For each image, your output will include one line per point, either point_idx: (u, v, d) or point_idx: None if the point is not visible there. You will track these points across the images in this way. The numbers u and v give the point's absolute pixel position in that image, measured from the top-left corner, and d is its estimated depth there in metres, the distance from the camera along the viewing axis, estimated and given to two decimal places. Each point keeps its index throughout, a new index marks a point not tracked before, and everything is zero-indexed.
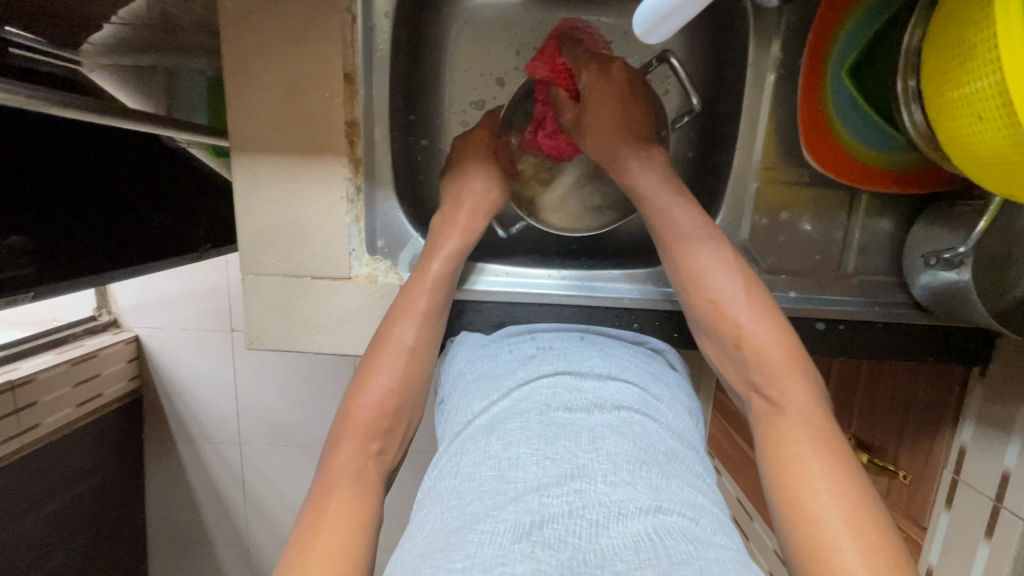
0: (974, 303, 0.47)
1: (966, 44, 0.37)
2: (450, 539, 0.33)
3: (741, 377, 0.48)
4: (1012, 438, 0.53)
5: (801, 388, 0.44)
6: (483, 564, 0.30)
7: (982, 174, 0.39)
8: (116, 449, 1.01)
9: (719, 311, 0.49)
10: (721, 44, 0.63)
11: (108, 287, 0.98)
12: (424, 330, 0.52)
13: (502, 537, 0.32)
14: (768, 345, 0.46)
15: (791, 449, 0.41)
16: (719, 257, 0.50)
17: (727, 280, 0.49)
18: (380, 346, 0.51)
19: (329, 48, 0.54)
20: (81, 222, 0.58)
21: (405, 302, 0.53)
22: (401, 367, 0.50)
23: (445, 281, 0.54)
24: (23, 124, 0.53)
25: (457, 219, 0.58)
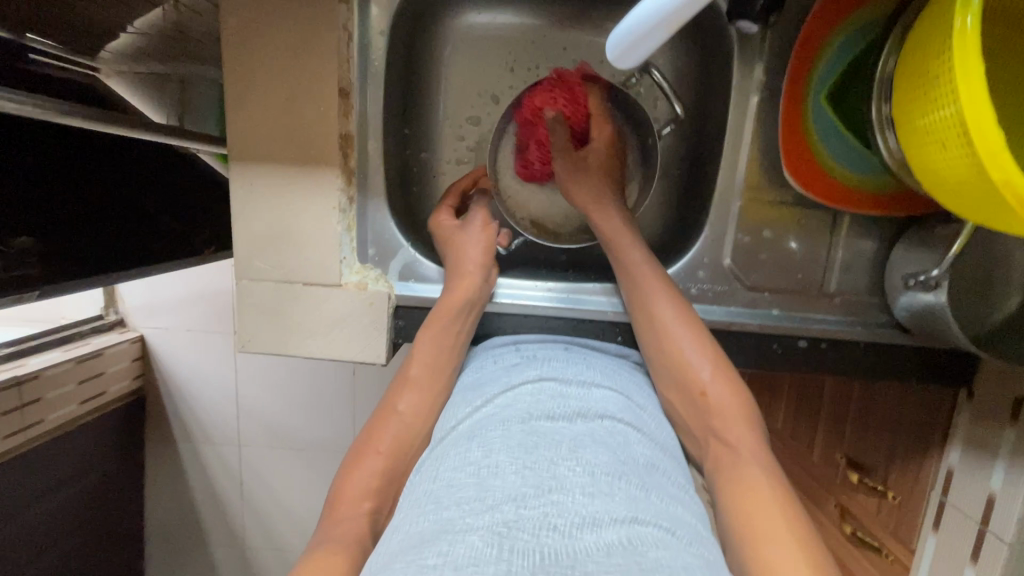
0: (950, 324, 0.52)
1: (929, 71, 0.39)
2: (426, 539, 0.36)
3: (699, 424, 0.52)
4: (998, 463, 0.66)
5: (751, 435, 0.49)
6: (456, 562, 0.33)
7: (953, 198, 0.40)
8: (118, 436, 1.21)
9: (682, 362, 0.53)
10: (709, 64, 0.64)
11: (115, 290, 1.19)
12: (421, 400, 0.56)
13: (477, 539, 0.35)
14: (722, 397, 0.51)
15: (747, 482, 0.45)
16: (679, 314, 0.55)
17: (687, 334, 0.54)
18: (381, 418, 0.55)
19: (324, 64, 0.55)
20: (86, 244, 0.72)
21: (404, 376, 0.58)
22: (397, 435, 0.54)
23: (442, 357, 0.59)
24: (39, 165, 0.67)
25: (465, 272, 0.61)
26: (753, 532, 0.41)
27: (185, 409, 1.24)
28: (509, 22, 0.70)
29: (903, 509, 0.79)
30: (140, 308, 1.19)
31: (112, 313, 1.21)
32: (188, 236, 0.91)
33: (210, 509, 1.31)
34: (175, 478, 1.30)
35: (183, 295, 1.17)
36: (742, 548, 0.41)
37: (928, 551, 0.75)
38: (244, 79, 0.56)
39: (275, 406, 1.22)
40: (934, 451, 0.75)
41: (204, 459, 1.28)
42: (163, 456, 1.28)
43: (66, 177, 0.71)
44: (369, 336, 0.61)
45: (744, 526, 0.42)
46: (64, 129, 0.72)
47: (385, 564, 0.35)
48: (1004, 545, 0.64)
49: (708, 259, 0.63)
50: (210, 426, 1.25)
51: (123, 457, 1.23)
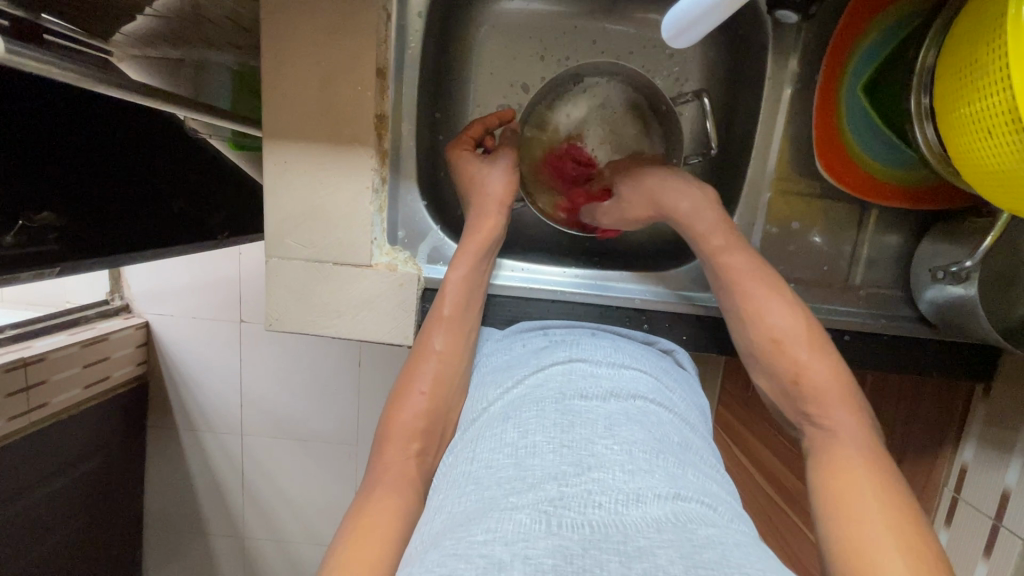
0: (979, 317, 0.53)
1: (978, 62, 0.39)
2: (471, 517, 0.36)
3: (794, 410, 0.52)
4: (1013, 461, 0.66)
5: (853, 418, 0.48)
6: (506, 538, 0.33)
7: (997, 192, 0.41)
8: (123, 420, 1.20)
9: (779, 350, 0.53)
10: (740, 56, 0.65)
11: (122, 275, 1.18)
12: (451, 338, 0.57)
13: (524, 516, 0.35)
14: (823, 381, 0.50)
15: (844, 464, 0.45)
16: (779, 298, 0.54)
17: (786, 319, 0.53)
18: (416, 353, 0.56)
19: (361, 44, 0.55)
20: (108, 219, 0.72)
21: (435, 313, 0.58)
22: (432, 372, 0.55)
23: (467, 287, 0.59)
24: (58, 143, 0.67)
25: (481, 223, 0.61)
26: (843, 511, 0.41)
27: (191, 396, 1.24)
28: (540, 10, 0.70)
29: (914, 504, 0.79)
30: (148, 293, 1.18)
31: (118, 298, 1.20)
32: (205, 219, 0.90)
33: (211, 498, 1.30)
34: (178, 465, 1.29)
35: (191, 282, 1.16)
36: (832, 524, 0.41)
37: (939, 545, 0.76)
38: (278, 57, 0.56)
39: (281, 395, 1.22)
40: (948, 449, 0.76)
41: (208, 447, 1.27)
42: (167, 444, 1.27)
43: (83, 155, 0.71)
44: (397, 317, 0.62)
45: (835, 505, 0.42)
46: (82, 104, 0.72)
47: (435, 544, 0.35)
48: (1017, 540, 0.64)
49: None
50: (214, 413, 1.24)
51: (125, 443, 1.22)
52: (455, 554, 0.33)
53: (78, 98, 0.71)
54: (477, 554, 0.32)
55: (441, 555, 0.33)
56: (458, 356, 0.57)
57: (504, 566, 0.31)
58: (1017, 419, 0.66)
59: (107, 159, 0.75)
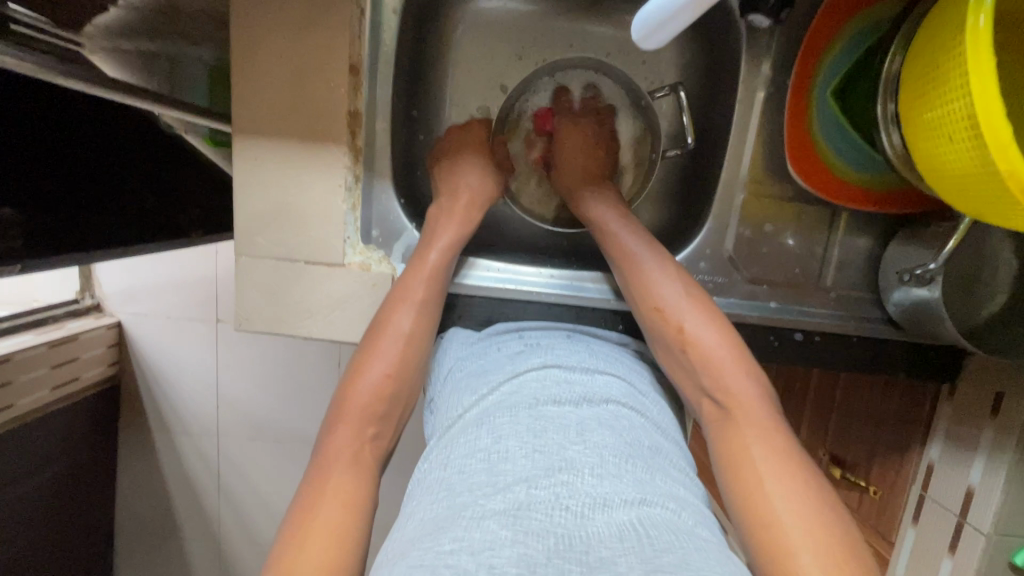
0: (942, 319, 0.54)
1: (939, 69, 0.40)
2: (441, 525, 0.36)
3: (692, 381, 0.52)
4: (977, 459, 0.68)
5: (748, 387, 0.49)
6: (472, 546, 0.33)
7: (961, 198, 0.42)
8: (93, 422, 1.17)
9: (667, 316, 0.54)
10: (717, 58, 0.65)
11: (92, 273, 1.15)
12: (420, 319, 0.55)
13: (491, 523, 0.35)
14: (718, 356, 0.51)
15: (747, 450, 0.45)
16: (665, 268, 0.56)
17: (671, 290, 0.54)
18: (379, 330, 0.54)
19: (333, 41, 0.54)
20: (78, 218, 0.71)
21: (402, 290, 0.56)
22: (398, 353, 0.54)
23: (443, 269, 0.58)
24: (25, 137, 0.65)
25: (455, 208, 0.62)
26: (751, 505, 0.42)
27: (164, 398, 1.21)
28: (517, 8, 0.70)
29: (882, 504, 0.81)
30: (119, 291, 1.15)
31: (89, 296, 1.16)
32: (176, 216, 0.88)
33: (185, 503, 1.28)
34: (151, 469, 1.26)
35: (164, 280, 1.13)
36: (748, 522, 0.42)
37: (905, 542, 0.78)
38: (250, 51, 0.55)
39: (257, 396, 1.19)
40: (915, 448, 0.78)
41: (182, 450, 1.24)
42: (139, 447, 1.24)
43: (49, 151, 0.69)
44: (370, 317, 0.61)
45: (745, 498, 0.43)
46: (53, 96, 0.70)
47: (403, 553, 0.35)
48: (981, 536, 0.66)
49: (710, 250, 0.64)
50: (188, 415, 1.22)
51: (96, 447, 1.19)
52: (422, 565, 0.32)
53: (49, 92, 0.69)
54: (442, 564, 0.32)
55: (409, 565, 0.33)
56: (425, 337, 0.56)
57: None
58: (982, 418, 0.68)
59: (75, 155, 0.72)
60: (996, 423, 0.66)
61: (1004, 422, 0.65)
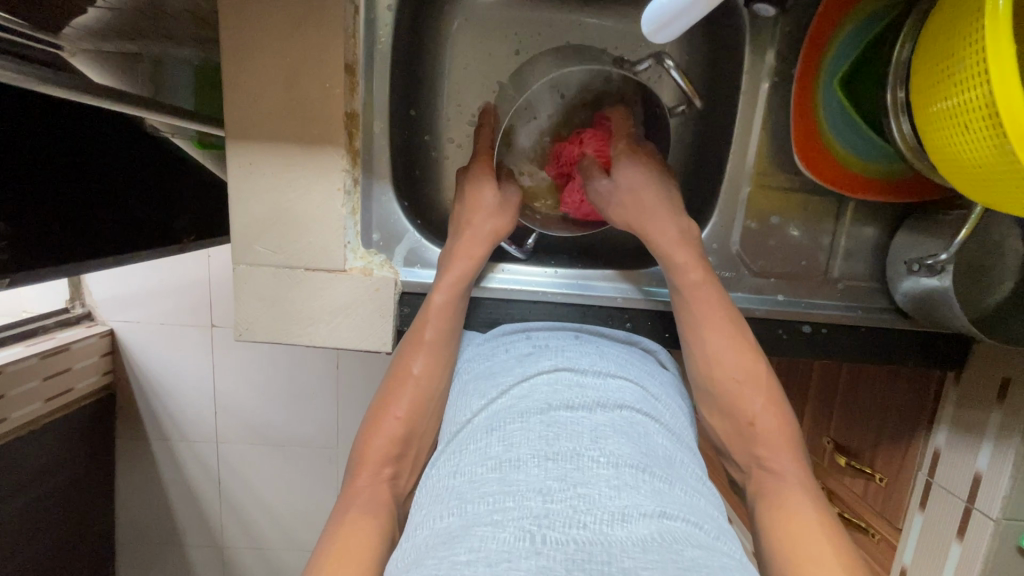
0: (954, 309, 0.53)
1: (955, 57, 0.39)
2: (454, 535, 0.35)
3: (744, 450, 0.53)
4: (983, 446, 0.69)
5: (796, 463, 0.50)
6: (488, 558, 0.32)
7: (975, 187, 0.41)
8: (90, 434, 1.15)
9: (736, 393, 0.53)
10: (718, 48, 0.64)
11: (83, 282, 1.13)
12: (431, 362, 0.55)
13: (507, 535, 0.34)
14: (772, 435, 0.52)
15: (794, 512, 0.46)
16: (740, 340, 0.55)
17: (749, 364, 0.54)
18: (394, 377, 0.55)
19: (328, 39, 0.53)
20: (80, 229, 0.71)
21: (414, 336, 0.56)
22: (411, 395, 0.53)
23: (448, 309, 0.57)
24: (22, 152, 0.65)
25: (459, 247, 0.59)
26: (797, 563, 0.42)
27: (162, 406, 1.19)
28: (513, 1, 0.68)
29: (889, 491, 0.81)
30: (110, 300, 1.13)
31: (79, 305, 1.14)
32: (170, 221, 0.87)
33: (187, 512, 1.26)
34: (151, 478, 1.24)
35: (157, 288, 1.11)
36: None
37: (913, 528, 0.78)
38: (240, 52, 0.53)
39: (257, 402, 1.18)
40: (921, 434, 0.78)
41: (181, 459, 1.23)
42: (137, 458, 1.23)
43: (35, 161, 0.67)
44: (374, 322, 0.60)
45: (789, 554, 0.43)
46: (43, 106, 0.69)
47: (416, 564, 0.34)
48: (989, 522, 0.67)
49: (717, 244, 0.63)
50: (187, 424, 1.20)
51: (93, 459, 1.17)
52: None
53: (42, 103, 0.68)
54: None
55: None
56: (437, 379, 0.55)
57: None
58: (989, 404, 0.68)
59: (61, 164, 0.70)
60: (1003, 408, 0.66)
61: (1011, 407, 0.65)
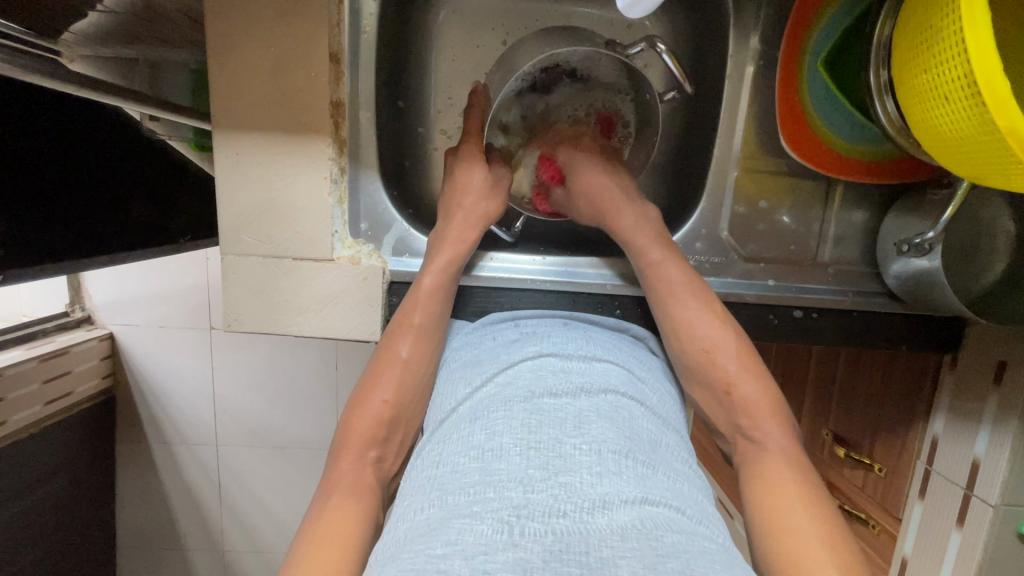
0: (944, 289, 0.53)
1: (932, 29, 0.39)
2: (432, 527, 0.35)
3: (723, 418, 0.52)
4: (980, 432, 0.68)
5: (777, 428, 0.50)
6: (465, 551, 0.32)
7: (958, 161, 0.41)
8: (89, 437, 1.15)
9: (709, 361, 0.53)
10: (703, 34, 0.64)
11: (81, 285, 1.13)
12: (420, 344, 0.55)
13: (485, 526, 0.34)
14: (750, 398, 0.52)
15: (775, 478, 0.46)
16: (709, 312, 0.54)
17: (718, 332, 0.53)
18: (380, 358, 0.54)
19: (313, 29, 0.53)
20: (77, 228, 0.71)
21: (402, 318, 0.55)
22: (396, 379, 0.53)
23: (440, 291, 0.57)
24: (20, 149, 0.66)
25: (450, 231, 0.59)
26: (777, 529, 0.43)
27: (160, 408, 1.19)
28: None
29: (890, 481, 0.81)
30: (109, 303, 1.13)
31: (79, 309, 1.14)
32: (166, 223, 0.87)
33: (187, 515, 1.26)
34: (150, 482, 1.24)
35: (155, 290, 1.11)
36: (769, 541, 0.43)
37: (914, 518, 0.77)
38: (227, 44, 0.53)
39: (254, 401, 1.18)
40: (919, 422, 0.77)
41: (180, 462, 1.23)
42: (137, 460, 1.23)
43: (30, 157, 0.67)
44: (363, 312, 0.60)
45: (769, 520, 0.44)
46: (41, 105, 0.69)
47: (394, 556, 0.34)
48: (988, 508, 0.66)
49: (706, 230, 0.63)
50: (185, 425, 1.20)
51: (93, 462, 1.17)
52: (413, 569, 0.31)
53: (41, 102, 0.69)
54: (434, 570, 0.31)
55: (400, 569, 0.32)
56: (424, 362, 0.55)
57: None
58: (986, 390, 0.67)
59: (55, 160, 0.70)
60: (999, 392, 0.66)
61: (1007, 390, 0.65)
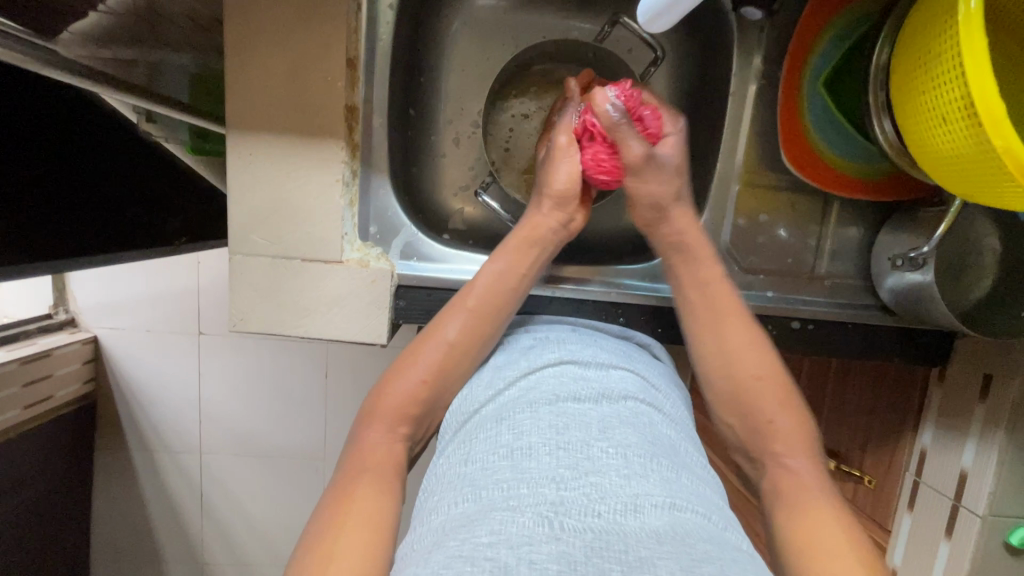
0: (938, 303, 0.55)
1: (931, 55, 0.41)
2: (471, 519, 0.35)
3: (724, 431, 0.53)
4: (966, 445, 0.70)
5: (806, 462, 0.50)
6: (511, 541, 0.32)
7: (955, 180, 0.43)
8: (69, 443, 1.12)
9: (756, 389, 0.53)
10: (707, 53, 0.66)
11: (67, 287, 1.11)
12: (467, 330, 0.54)
13: (526, 519, 0.34)
14: (788, 428, 0.52)
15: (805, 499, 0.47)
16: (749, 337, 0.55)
17: (760, 360, 0.54)
18: (427, 335, 0.54)
19: (331, 34, 0.54)
20: (67, 227, 0.70)
21: (456, 299, 0.55)
22: (436, 361, 0.53)
23: (500, 283, 0.56)
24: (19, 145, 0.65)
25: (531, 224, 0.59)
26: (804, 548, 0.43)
27: (144, 413, 1.16)
28: (509, 7, 0.70)
29: (879, 493, 0.82)
30: (96, 305, 1.11)
31: (62, 311, 1.12)
32: (158, 224, 0.86)
33: (167, 525, 1.23)
34: (129, 490, 1.21)
35: (145, 293, 1.10)
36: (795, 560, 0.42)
37: (903, 530, 0.78)
38: (244, 45, 0.54)
39: (244, 409, 1.16)
40: (908, 435, 0.79)
41: (163, 470, 1.20)
42: (116, 468, 1.19)
43: (32, 158, 0.67)
44: (371, 314, 0.60)
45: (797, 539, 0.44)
46: (41, 101, 0.68)
47: (434, 546, 0.34)
48: (976, 519, 0.67)
49: (708, 241, 0.65)
50: (170, 431, 1.17)
51: (71, 469, 1.14)
52: (460, 556, 0.32)
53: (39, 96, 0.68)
54: (482, 559, 0.31)
55: (447, 556, 0.32)
56: (468, 350, 0.54)
57: (508, 571, 0.30)
58: (971, 404, 0.70)
59: (56, 162, 0.70)
60: (984, 405, 0.68)
61: (992, 404, 0.67)
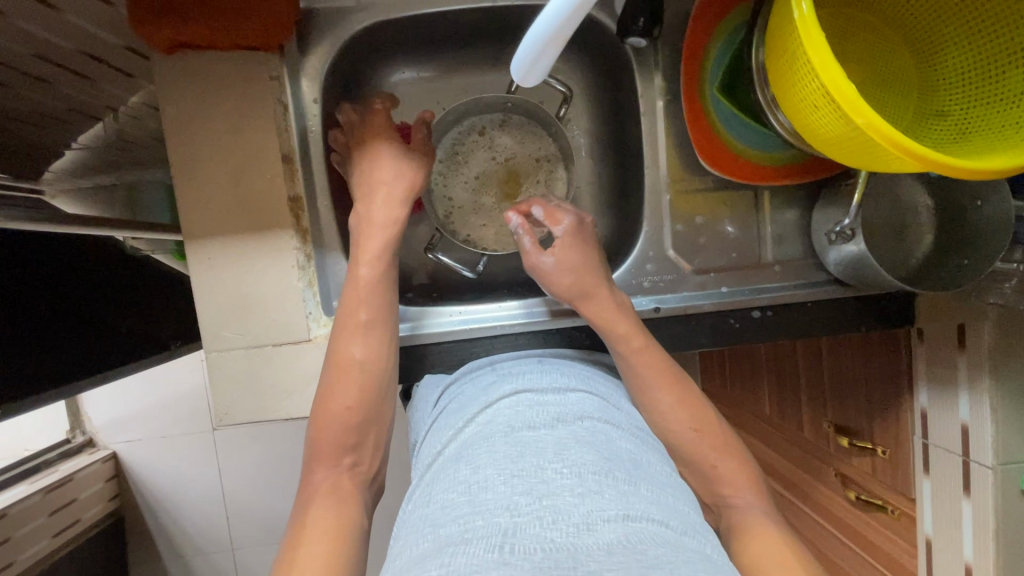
0: (876, 269, 0.57)
1: (788, 51, 0.44)
2: (427, 556, 0.37)
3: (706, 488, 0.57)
4: (961, 398, 0.69)
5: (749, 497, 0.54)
6: (459, 570, 0.34)
7: (842, 152, 0.46)
8: (101, 564, 1.13)
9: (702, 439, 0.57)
10: (614, 80, 0.71)
11: (80, 410, 1.15)
12: (369, 344, 0.58)
13: (477, 548, 0.35)
14: (732, 469, 0.56)
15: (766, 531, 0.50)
16: (652, 360, 0.60)
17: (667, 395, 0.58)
18: (336, 362, 0.57)
19: (262, 138, 0.59)
20: (75, 354, 0.74)
21: (348, 320, 0.58)
22: (354, 384, 0.56)
23: (375, 286, 0.60)
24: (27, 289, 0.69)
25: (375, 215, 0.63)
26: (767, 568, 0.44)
27: (169, 520, 1.18)
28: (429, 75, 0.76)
29: (894, 462, 0.80)
30: (110, 422, 1.15)
31: (79, 434, 1.15)
32: (155, 332, 0.88)
33: None
34: None
35: (153, 401, 1.13)
36: None
37: (924, 494, 0.75)
38: (187, 162, 0.59)
39: (261, 497, 1.17)
40: (906, 399, 0.77)
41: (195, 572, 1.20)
42: None
43: (47, 297, 0.72)
44: None
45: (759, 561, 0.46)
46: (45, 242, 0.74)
47: None
48: (987, 471, 0.67)
49: (652, 252, 0.67)
50: (196, 532, 1.18)
51: None
52: None
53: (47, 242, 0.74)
54: None
55: None
56: (377, 362, 0.58)
57: None
58: (955, 355, 0.70)
59: (66, 294, 0.75)
60: (966, 356, 0.68)
61: (972, 353, 0.67)
